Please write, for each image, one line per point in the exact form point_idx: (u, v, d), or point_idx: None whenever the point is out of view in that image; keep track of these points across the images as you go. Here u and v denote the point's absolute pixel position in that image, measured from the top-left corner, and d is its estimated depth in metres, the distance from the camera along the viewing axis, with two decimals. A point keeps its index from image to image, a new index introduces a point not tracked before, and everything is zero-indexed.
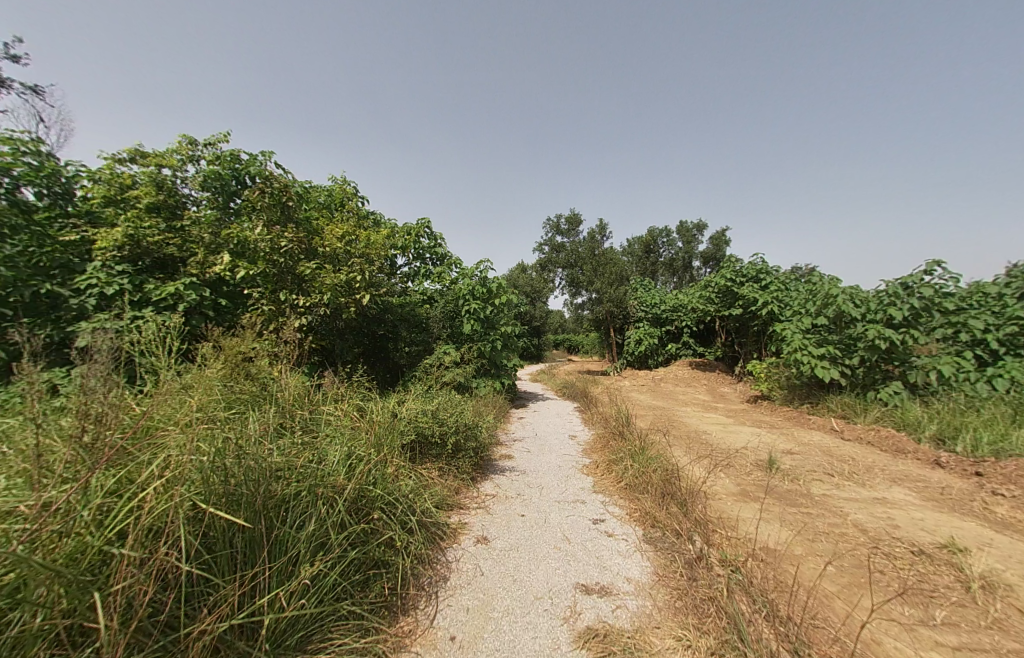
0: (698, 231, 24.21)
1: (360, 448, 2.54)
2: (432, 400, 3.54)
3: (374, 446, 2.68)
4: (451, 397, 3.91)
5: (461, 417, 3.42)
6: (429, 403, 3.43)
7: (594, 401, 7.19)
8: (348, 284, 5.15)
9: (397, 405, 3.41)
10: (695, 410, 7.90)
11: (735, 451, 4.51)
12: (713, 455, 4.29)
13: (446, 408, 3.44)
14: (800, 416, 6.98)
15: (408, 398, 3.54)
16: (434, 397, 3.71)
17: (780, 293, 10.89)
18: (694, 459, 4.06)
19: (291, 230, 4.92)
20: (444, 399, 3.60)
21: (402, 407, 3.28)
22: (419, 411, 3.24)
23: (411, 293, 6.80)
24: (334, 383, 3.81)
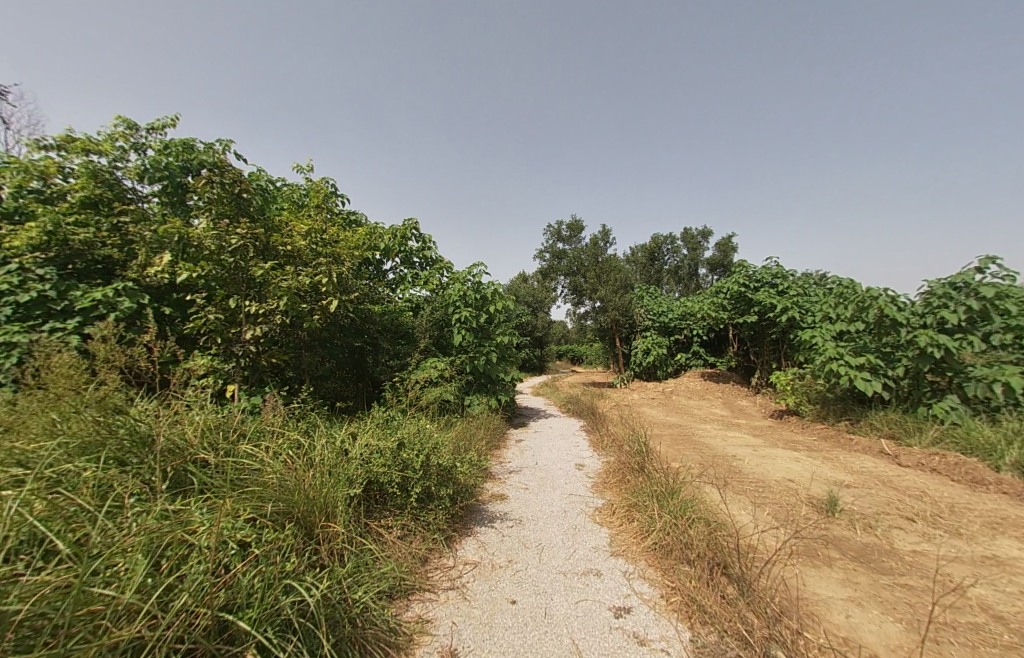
0: (703, 236, 23.44)
1: (260, 531, 1.78)
2: (399, 431, 2.75)
3: (293, 518, 1.92)
4: (426, 424, 3.11)
5: (435, 455, 2.62)
6: (393, 436, 2.63)
7: (603, 420, 6.35)
8: (313, 288, 4.43)
9: (351, 440, 2.61)
10: (716, 428, 7.05)
11: (781, 488, 3.67)
12: (755, 495, 3.45)
13: (416, 441, 2.64)
14: (837, 435, 6.11)
15: (368, 429, 2.75)
16: (402, 426, 2.91)
17: (800, 298, 10.08)
18: (735, 500, 3.22)
19: (246, 226, 4.23)
20: (414, 429, 2.81)
21: (356, 442, 2.50)
22: (377, 449, 2.45)
23: (393, 299, 6.04)
24: (279, 410, 3.03)
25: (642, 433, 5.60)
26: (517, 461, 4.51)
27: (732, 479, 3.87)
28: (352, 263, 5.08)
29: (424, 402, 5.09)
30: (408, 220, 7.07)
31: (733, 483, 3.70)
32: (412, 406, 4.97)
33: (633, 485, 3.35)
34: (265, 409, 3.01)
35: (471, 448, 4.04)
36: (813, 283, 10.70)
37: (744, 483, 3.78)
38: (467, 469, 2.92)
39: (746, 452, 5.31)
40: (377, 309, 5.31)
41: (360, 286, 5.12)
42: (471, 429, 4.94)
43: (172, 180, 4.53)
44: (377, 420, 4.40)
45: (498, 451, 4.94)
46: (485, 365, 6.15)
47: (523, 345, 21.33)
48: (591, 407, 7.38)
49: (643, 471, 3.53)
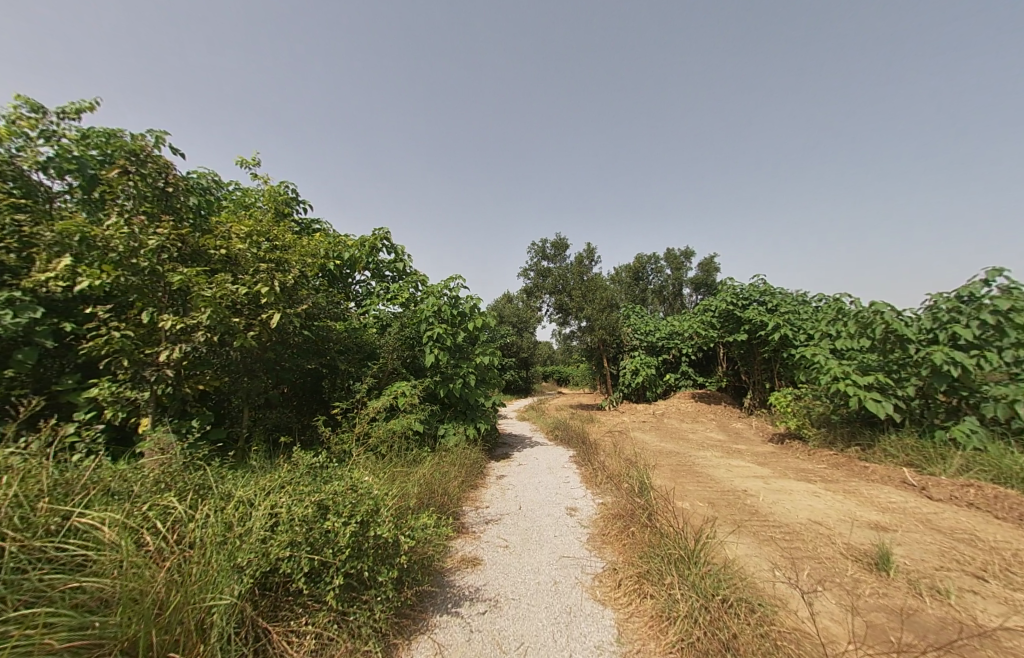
0: (686, 256, 23.45)
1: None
2: (329, 484, 2.02)
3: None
4: (370, 476, 2.37)
5: (375, 521, 1.90)
6: (318, 491, 1.92)
7: (595, 450, 5.65)
8: (252, 300, 3.73)
9: (255, 499, 1.89)
10: (716, 456, 6.43)
11: (809, 542, 3.06)
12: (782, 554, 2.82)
13: (352, 497, 1.93)
14: (850, 463, 5.57)
15: (289, 485, 2.02)
16: (337, 477, 2.19)
17: (792, 315, 9.74)
18: (762, 563, 2.59)
19: (169, 226, 3.57)
20: (353, 482, 2.09)
21: (259, 506, 1.78)
22: (286, 516, 1.71)
23: (357, 316, 5.33)
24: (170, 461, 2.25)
25: (639, 465, 4.92)
26: (496, 506, 3.76)
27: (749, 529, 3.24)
28: (304, 272, 4.40)
29: (386, 434, 4.31)
30: (378, 229, 6.42)
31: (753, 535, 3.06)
32: (369, 438, 4.17)
33: (639, 543, 2.67)
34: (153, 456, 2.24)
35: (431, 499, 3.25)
36: (802, 299, 10.42)
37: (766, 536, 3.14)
38: (421, 533, 2.19)
39: (757, 486, 4.68)
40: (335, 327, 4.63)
41: (312, 298, 4.41)
42: (437, 469, 4.17)
43: (85, 173, 3.77)
44: (315, 464, 3.60)
45: (474, 493, 4.19)
46: (461, 390, 5.42)
47: (507, 366, 20.58)
48: (581, 435, 6.67)
49: (647, 520, 2.86)
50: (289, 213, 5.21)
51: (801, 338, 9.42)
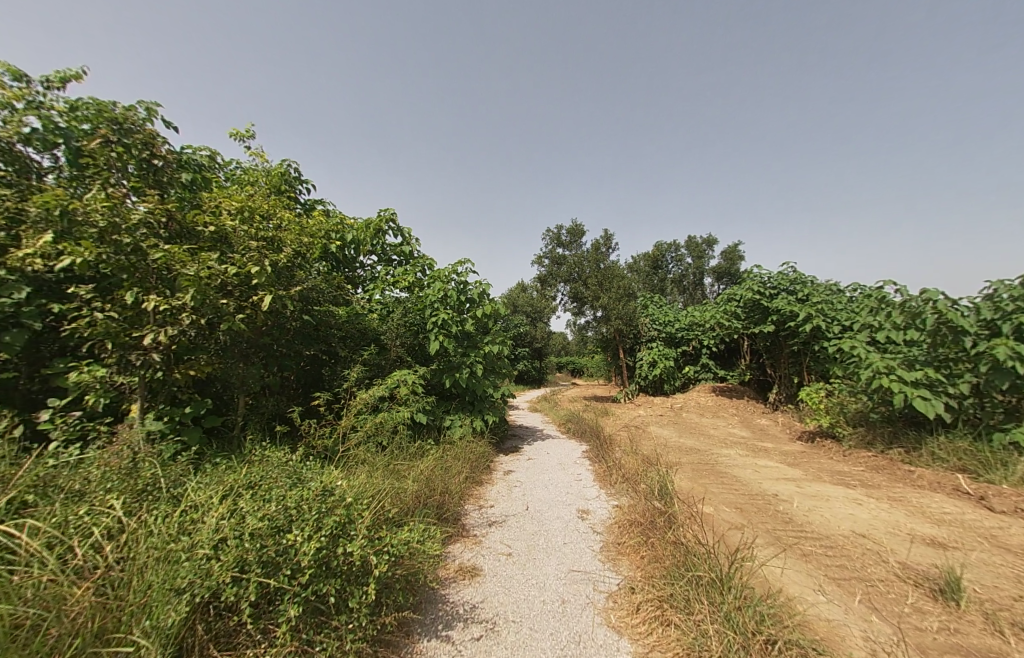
0: (708, 244, 22.54)
1: None
2: (294, 492, 1.80)
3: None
4: (352, 483, 2.10)
5: (338, 537, 1.70)
6: (276, 504, 1.70)
7: (609, 446, 5.30)
8: (243, 280, 3.48)
9: (225, 513, 1.67)
10: (741, 454, 6.01)
11: (856, 562, 2.68)
12: (823, 578, 2.47)
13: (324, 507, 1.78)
14: (892, 467, 5.08)
15: (254, 493, 1.77)
16: (312, 483, 1.92)
17: (824, 305, 9.11)
18: (806, 590, 2.24)
19: (155, 199, 3.36)
20: (323, 491, 1.82)
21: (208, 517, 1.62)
22: (235, 533, 1.56)
23: (359, 300, 5.07)
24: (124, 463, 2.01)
25: (656, 464, 4.57)
26: (501, 504, 3.48)
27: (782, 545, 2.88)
28: (300, 252, 4.13)
29: (382, 430, 4.07)
30: (384, 210, 6.12)
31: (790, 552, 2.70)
32: (363, 435, 3.94)
33: (660, 559, 2.34)
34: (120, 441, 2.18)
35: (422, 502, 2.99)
36: (837, 289, 9.74)
37: (805, 551, 2.76)
38: (400, 550, 1.93)
39: (789, 490, 4.27)
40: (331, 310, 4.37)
41: (308, 279, 4.14)
42: (437, 463, 3.91)
43: (69, 144, 3.56)
44: (300, 463, 3.37)
45: (478, 490, 3.91)
46: (468, 379, 5.13)
47: (520, 355, 20.29)
48: (595, 429, 6.33)
49: (669, 531, 2.53)
50: (289, 191, 4.95)
51: (834, 330, 8.80)
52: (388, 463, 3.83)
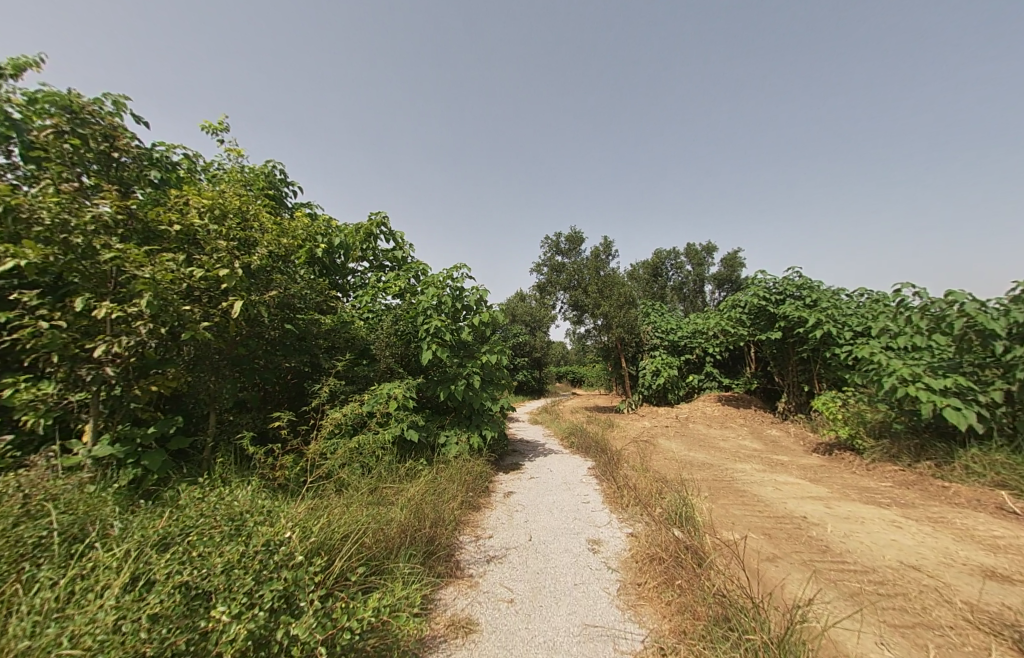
0: (708, 250, 22.32)
1: None
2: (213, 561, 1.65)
3: None
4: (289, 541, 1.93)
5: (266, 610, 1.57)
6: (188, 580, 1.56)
7: (617, 462, 4.91)
8: (213, 285, 3.12)
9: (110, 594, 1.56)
10: (758, 469, 5.62)
11: (916, 607, 2.31)
12: (883, 628, 2.10)
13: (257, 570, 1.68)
14: (924, 483, 4.70)
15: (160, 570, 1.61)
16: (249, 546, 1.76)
17: (834, 310, 8.79)
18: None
19: (115, 195, 3.03)
20: (250, 557, 1.70)
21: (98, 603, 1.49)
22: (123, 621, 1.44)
23: (346, 308, 4.71)
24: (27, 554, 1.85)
25: (670, 483, 4.19)
26: (501, 534, 3.09)
27: (827, 586, 2.52)
28: (280, 255, 3.79)
29: (368, 451, 3.69)
30: (374, 213, 5.79)
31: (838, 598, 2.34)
32: (344, 457, 3.56)
33: (699, 612, 1.97)
34: (52, 506, 2.15)
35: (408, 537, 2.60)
36: (845, 294, 9.43)
37: (856, 598, 2.40)
38: (367, 618, 1.68)
39: (819, 511, 3.88)
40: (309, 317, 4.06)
41: (288, 285, 3.79)
42: (429, 487, 3.53)
43: (21, 138, 3.23)
44: (267, 494, 2.99)
45: (475, 515, 3.52)
46: (464, 392, 4.75)
47: (518, 365, 19.87)
48: (600, 444, 5.93)
49: (701, 577, 2.17)
50: (272, 192, 4.63)
51: (846, 336, 8.46)
52: (373, 489, 3.44)
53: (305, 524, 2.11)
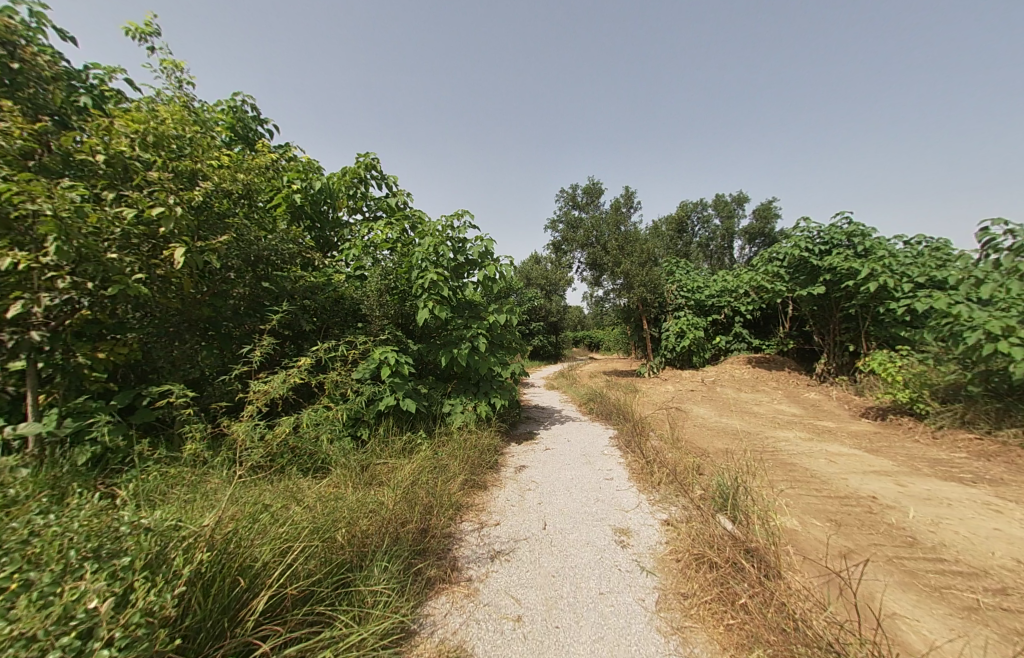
0: (738, 203, 20.65)
1: None
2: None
3: None
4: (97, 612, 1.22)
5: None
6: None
7: (644, 433, 4.34)
8: (148, 229, 2.59)
9: None
10: (803, 438, 4.97)
11: None
12: None
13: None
14: (1010, 455, 4.00)
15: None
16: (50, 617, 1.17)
17: (890, 259, 7.77)
18: None
19: (19, 118, 2.43)
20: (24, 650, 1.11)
21: None
22: None
23: (330, 266, 4.11)
24: None
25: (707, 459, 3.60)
26: (509, 521, 2.59)
27: (933, 602, 1.94)
28: (238, 196, 3.16)
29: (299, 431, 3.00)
30: (362, 154, 5.05)
31: (951, 627, 1.78)
32: (305, 436, 3.02)
33: None
34: None
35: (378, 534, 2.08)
36: (903, 241, 8.32)
37: (974, 621, 1.83)
38: None
39: (892, 491, 3.26)
40: (281, 278, 3.58)
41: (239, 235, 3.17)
42: (424, 467, 3.02)
43: None
44: (148, 500, 2.36)
45: (480, 493, 3.03)
46: (468, 357, 4.18)
47: (534, 330, 19.24)
48: (624, 412, 5.36)
49: (787, 606, 1.63)
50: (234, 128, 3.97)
51: (903, 288, 7.47)
52: (358, 473, 2.97)
53: (232, 535, 1.62)
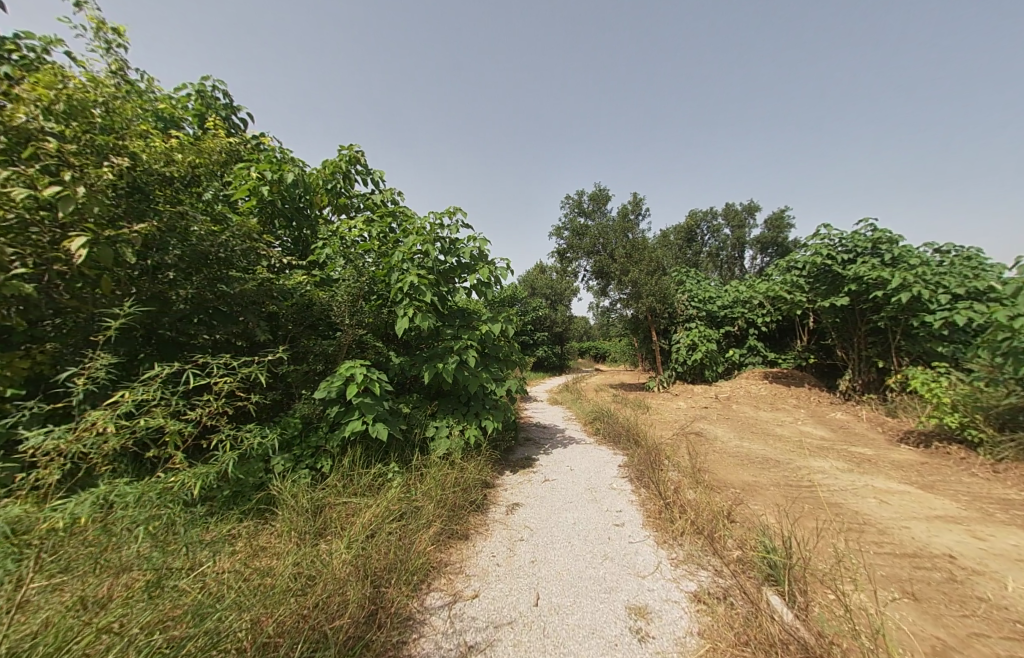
0: (749, 212, 20.04)
1: None
2: None
3: None
4: None
5: None
6: None
7: (659, 464, 3.74)
8: (46, 214, 2.14)
9: None
10: (842, 469, 4.33)
11: None
12: None
13: None
14: None
15: None
16: None
17: (924, 268, 7.15)
18: None
19: None
20: None
21: None
22: None
23: (299, 268, 3.61)
24: None
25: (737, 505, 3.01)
26: (490, 592, 2.01)
27: None
28: (173, 179, 2.71)
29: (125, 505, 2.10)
30: (345, 147, 4.60)
31: None
32: (131, 510, 2.10)
33: None
34: None
35: (289, 644, 1.56)
36: (937, 248, 7.70)
37: None
38: None
39: (972, 547, 2.65)
40: (236, 279, 3.07)
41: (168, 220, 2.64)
42: (391, 513, 2.47)
43: None
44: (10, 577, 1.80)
45: (462, 545, 2.46)
46: (456, 374, 3.63)
47: (538, 340, 18.63)
48: (635, 435, 4.77)
49: None
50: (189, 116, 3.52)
51: (940, 300, 6.84)
52: (313, 522, 2.43)
53: None
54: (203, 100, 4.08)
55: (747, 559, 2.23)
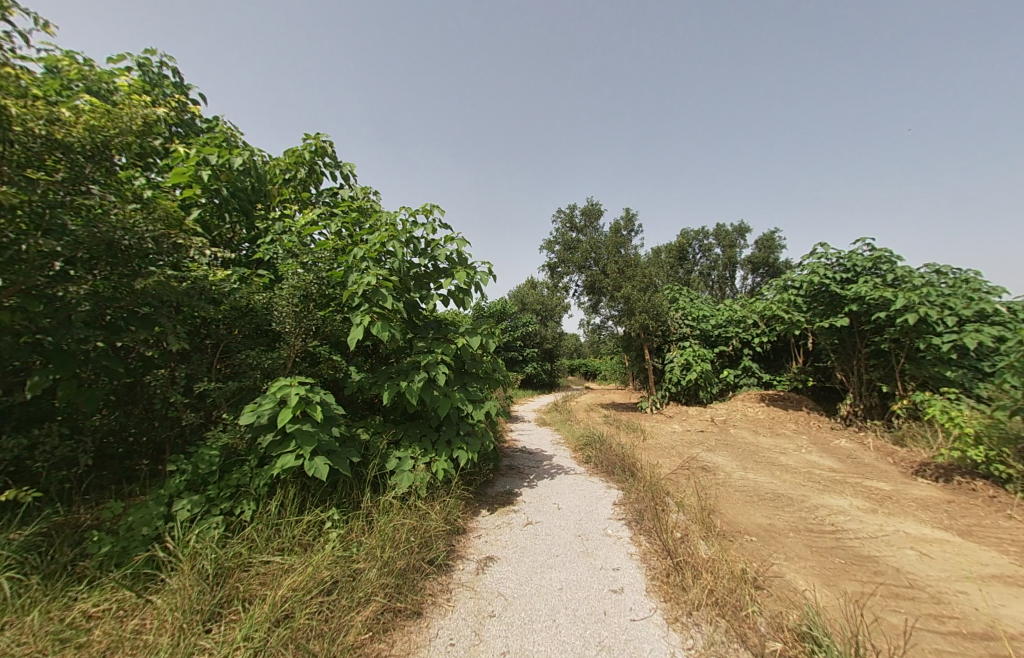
0: (740, 233, 20.06)
1: None
2: None
3: None
4: None
5: None
6: None
7: (661, 505, 3.19)
8: None
9: None
10: (864, 509, 3.83)
11: None
12: None
13: None
14: None
15: None
16: None
17: (930, 289, 6.83)
18: None
19: None
20: None
21: None
22: None
23: (239, 266, 3.04)
24: None
25: (759, 564, 2.48)
26: None
27: None
28: (60, 147, 2.24)
29: None
30: (311, 136, 4.10)
31: None
32: None
33: None
34: None
35: None
36: (940, 269, 7.42)
37: None
38: None
39: None
40: (143, 270, 2.53)
41: (16, 192, 2.13)
42: (317, 585, 1.86)
43: None
44: None
45: (411, 627, 1.86)
46: (423, 395, 3.05)
47: (527, 356, 18.11)
48: (630, 467, 4.22)
49: None
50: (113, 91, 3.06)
51: (947, 323, 6.51)
52: (211, 595, 1.83)
53: None
54: (145, 75, 3.56)
55: (790, 656, 1.70)
